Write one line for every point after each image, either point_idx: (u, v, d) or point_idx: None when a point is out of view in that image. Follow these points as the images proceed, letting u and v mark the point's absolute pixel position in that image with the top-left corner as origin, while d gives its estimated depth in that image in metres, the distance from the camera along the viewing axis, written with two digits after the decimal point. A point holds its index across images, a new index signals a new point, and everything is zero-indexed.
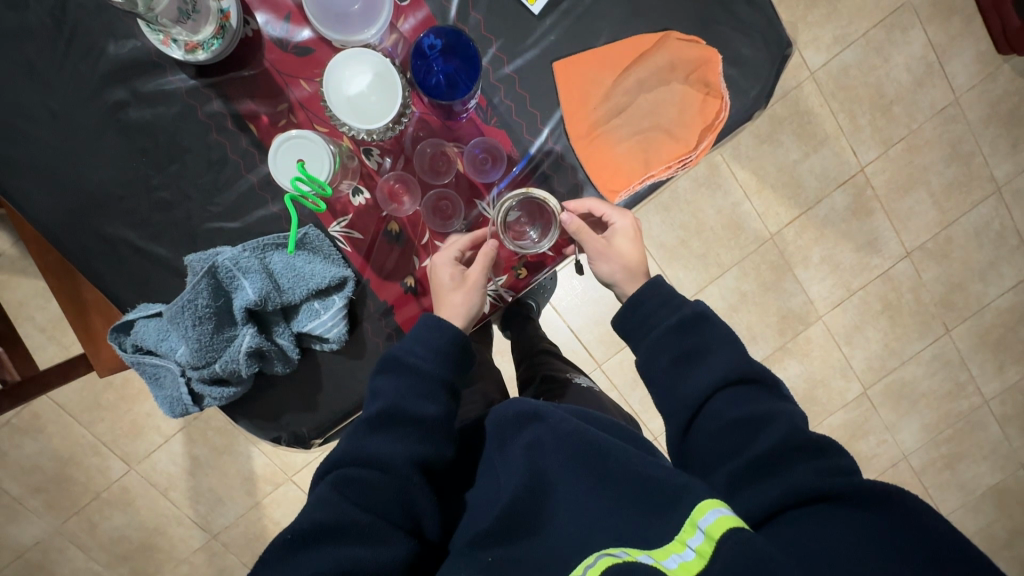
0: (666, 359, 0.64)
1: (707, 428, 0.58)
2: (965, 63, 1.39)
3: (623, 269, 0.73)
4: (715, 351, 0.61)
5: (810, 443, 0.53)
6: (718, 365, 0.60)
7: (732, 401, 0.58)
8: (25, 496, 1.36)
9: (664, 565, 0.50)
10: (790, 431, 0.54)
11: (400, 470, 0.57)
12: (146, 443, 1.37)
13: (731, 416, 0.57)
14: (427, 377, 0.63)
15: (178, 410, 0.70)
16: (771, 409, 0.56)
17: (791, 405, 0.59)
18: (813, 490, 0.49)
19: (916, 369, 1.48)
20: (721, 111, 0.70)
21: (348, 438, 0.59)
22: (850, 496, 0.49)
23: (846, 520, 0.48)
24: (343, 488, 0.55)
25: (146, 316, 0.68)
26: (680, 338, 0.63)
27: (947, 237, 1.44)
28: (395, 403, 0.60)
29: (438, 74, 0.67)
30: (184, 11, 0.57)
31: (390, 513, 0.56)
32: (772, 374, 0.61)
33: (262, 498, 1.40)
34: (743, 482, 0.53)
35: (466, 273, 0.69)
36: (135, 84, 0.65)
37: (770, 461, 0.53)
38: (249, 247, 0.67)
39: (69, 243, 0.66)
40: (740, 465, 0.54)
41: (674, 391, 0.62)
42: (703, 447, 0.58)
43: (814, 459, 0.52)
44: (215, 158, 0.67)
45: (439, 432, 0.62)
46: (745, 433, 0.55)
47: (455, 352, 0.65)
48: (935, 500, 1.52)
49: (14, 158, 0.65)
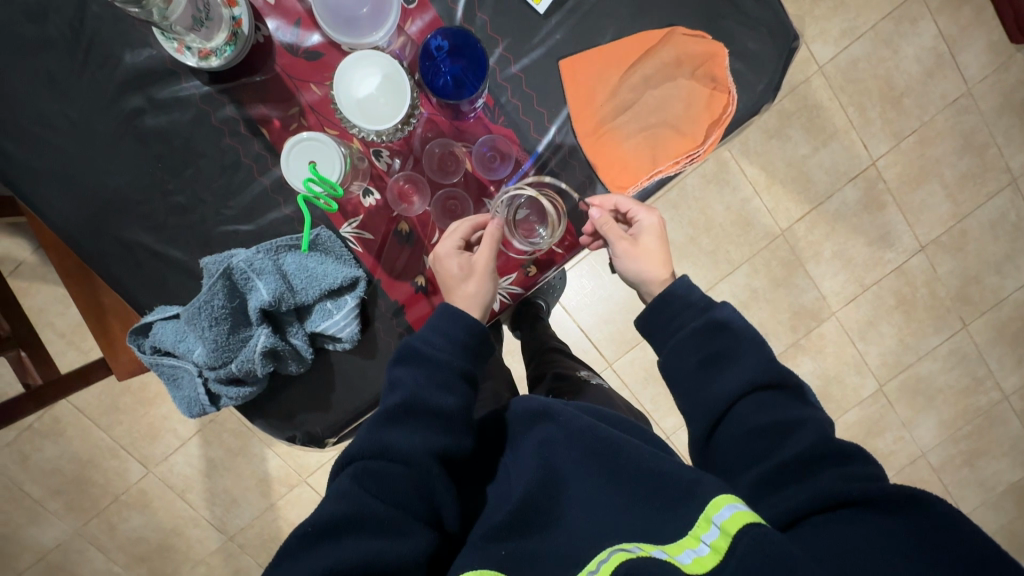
0: (689, 361, 0.64)
1: (731, 433, 0.58)
2: (977, 53, 1.37)
3: (651, 267, 0.71)
4: (741, 356, 0.61)
5: (838, 450, 0.52)
6: (742, 371, 0.59)
7: (758, 406, 0.58)
8: (46, 498, 1.38)
9: (679, 560, 0.51)
10: (817, 438, 0.53)
11: (420, 462, 0.58)
12: (164, 446, 1.39)
13: (756, 423, 0.56)
14: (446, 365, 0.64)
15: (196, 409, 0.71)
16: (797, 415, 0.55)
17: (818, 411, 0.58)
18: (838, 496, 0.49)
19: (933, 365, 1.46)
20: (728, 106, 0.70)
21: (367, 430, 0.59)
22: (879, 502, 0.47)
23: (875, 525, 0.47)
24: (365, 479, 0.55)
25: (164, 318, 0.69)
26: (703, 343, 0.63)
27: (961, 230, 1.42)
28: (415, 394, 0.61)
29: (445, 75, 0.68)
30: (197, 18, 0.58)
31: (413, 505, 0.57)
32: (799, 380, 0.60)
33: (277, 500, 1.42)
34: (770, 488, 0.53)
35: (474, 261, 0.70)
36: (151, 92, 0.67)
37: (796, 467, 0.52)
38: (264, 249, 0.68)
39: (89, 249, 0.68)
40: (765, 471, 0.53)
41: (699, 394, 0.61)
42: (729, 453, 0.58)
43: (839, 467, 0.51)
44: (228, 163, 0.69)
45: (458, 422, 0.63)
46: (771, 440, 0.54)
47: (472, 345, 0.67)
48: (955, 498, 1.50)
49: (35, 166, 0.66)
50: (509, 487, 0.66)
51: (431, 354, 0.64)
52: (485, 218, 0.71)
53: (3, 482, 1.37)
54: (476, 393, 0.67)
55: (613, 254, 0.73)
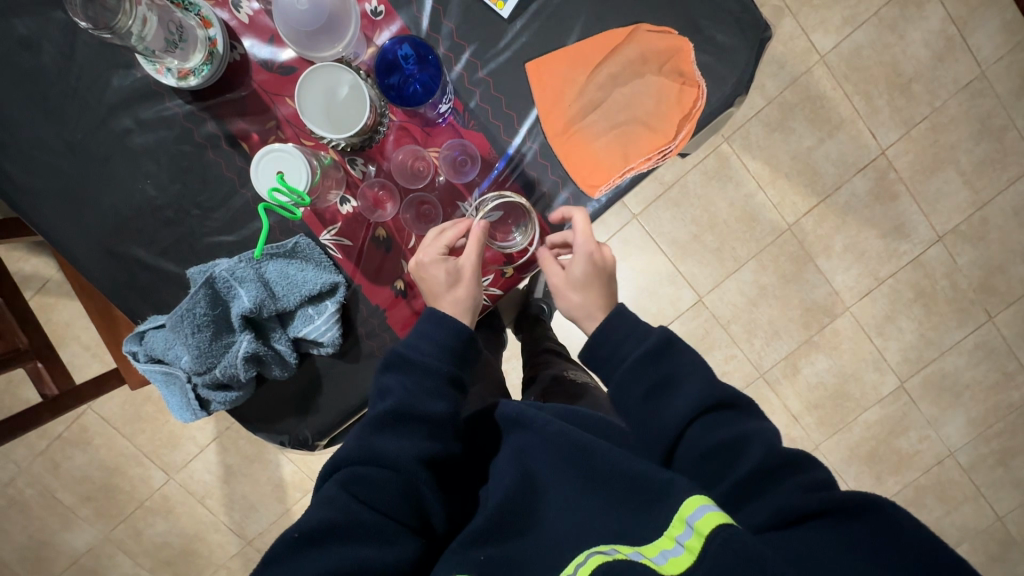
0: (636, 392, 0.62)
1: (690, 454, 0.56)
2: (989, 34, 1.32)
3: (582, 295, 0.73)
4: (688, 378, 0.60)
5: (789, 459, 0.53)
6: (690, 394, 0.58)
7: (707, 428, 0.57)
8: (77, 505, 1.45)
9: (654, 561, 0.51)
10: (768, 451, 0.53)
11: (407, 468, 0.59)
12: (184, 453, 1.44)
13: (709, 443, 0.55)
14: (433, 371, 0.64)
15: (188, 414, 0.74)
16: (746, 428, 0.56)
17: (763, 422, 0.58)
18: (803, 509, 0.49)
19: (958, 360, 1.40)
20: (698, 100, 0.70)
21: (357, 435, 0.60)
22: (840, 510, 0.49)
23: (835, 532, 0.48)
24: (352, 485, 0.56)
25: (155, 327, 0.72)
26: (650, 368, 0.62)
27: (982, 218, 1.36)
28: (404, 401, 0.61)
29: (415, 83, 0.70)
30: (170, 40, 0.62)
31: (399, 510, 0.57)
32: (741, 393, 0.61)
33: (292, 504, 1.46)
34: (738, 500, 0.52)
35: (460, 268, 0.70)
36: (138, 112, 0.70)
37: (755, 481, 0.52)
38: (246, 259, 0.70)
39: (88, 263, 0.72)
40: (728, 487, 0.53)
41: (649, 423, 0.60)
42: (691, 469, 0.56)
43: (793, 476, 0.52)
44: (211, 177, 0.72)
45: (446, 428, 0.64)
46: (727, 457, 0.54)
47: (461, 349, 0.67)
48: (989, 500, 1.42)
49: (36, 187, 0.71)
50: (487, 494, 0.66)
51: (418, 361, 0.64)
52: (469, 222, 0.72)
53: (36, 489, 1.43)
54: (463, 396, 0.67)
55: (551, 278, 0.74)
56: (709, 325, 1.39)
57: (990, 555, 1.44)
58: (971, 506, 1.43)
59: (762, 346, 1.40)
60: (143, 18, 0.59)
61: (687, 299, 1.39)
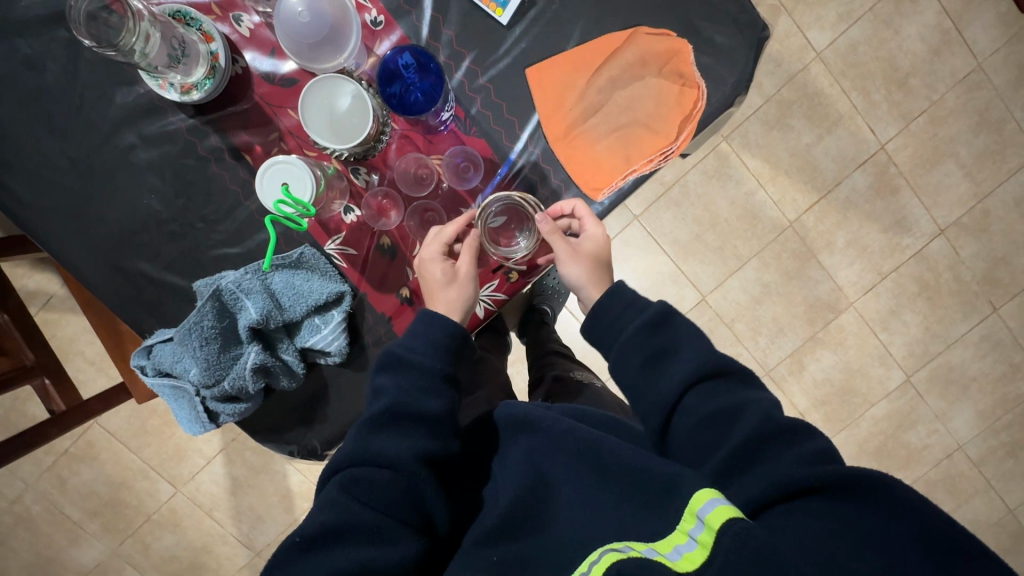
0: (634, 361, 0.63)
1: (682, 428, 0.58)
2: (985, 26, 1.32)
3: (587, 275, 0.73)
4: (681, 351, 0.61)
5: (782, 427, 0.53)
6: (685, 365, 0.59)
7: (703, 397, 0.58)
8: (84, 520, 1.44)
9: (668, 558, 0.50)
10: (761, 419, 0.54)
11: (408, 466, 0.58)
12: (190, 466, 1.44)
13: (703, 413, 0.57)
14: (428, 371, 0.64)
15: (197, 427, 0.74)
16: (739, 400, 0.57)
17: (762, 393, 0.59)
18: (801, 485, 0.49)
19: (964, 352, 1.40)
20: (698, 101, 0.70)
21: (354, 438, 0.60)
22: (842, 489, 0.48)
23: (839, 515, 0.48)
24: (351, 487, 0.56)
25: (162, 341, 0.72)
26: (646, 340, 0.63)
27: (983, 210, 1.36)
28: (400, 400, 0.61)
29: (416, 91, 0.71)
30: (173, 55, 0.63)
31: (401, 511, 0.57)
32: (738, 362, 0.61)
33: (300, 514, 1.45)
34: (733, 471, 0.53)
35: (456, 266, 0.71)
36: (141, 127, 0.71)
37: (747, 452, 0.53)
38: (252, 270, 0.71)
39: (96, 279, 0.73)
40: (722, 457, 0.53)
41: (646, 393, 0.61)
42: (683, 445, 0.58)
43: (791, 447, 0.52)
44: (215, 189, 0.72)
45: (445, 426, 0.63)
46: (721, 426, 0.55)
47: (455, 347, 0.66)
48: (999, 493, 1.42)
49: (40, 205, 0.71)
50: (497, 497, 0.66)
51: (416, 361, 0.64)
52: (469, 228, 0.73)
53: (44, 506, 1.43)
54: (459, 395, 0.67)
55: (555, 259, 0.74)
56: (713, 323, 1.39)
57: (1001, 548, 1.43)
58: (981, 500, 1.42)
59: (766, 345, 1.39)
60: (146, 35, 0.60)
61: (690, 299, 1.39)
